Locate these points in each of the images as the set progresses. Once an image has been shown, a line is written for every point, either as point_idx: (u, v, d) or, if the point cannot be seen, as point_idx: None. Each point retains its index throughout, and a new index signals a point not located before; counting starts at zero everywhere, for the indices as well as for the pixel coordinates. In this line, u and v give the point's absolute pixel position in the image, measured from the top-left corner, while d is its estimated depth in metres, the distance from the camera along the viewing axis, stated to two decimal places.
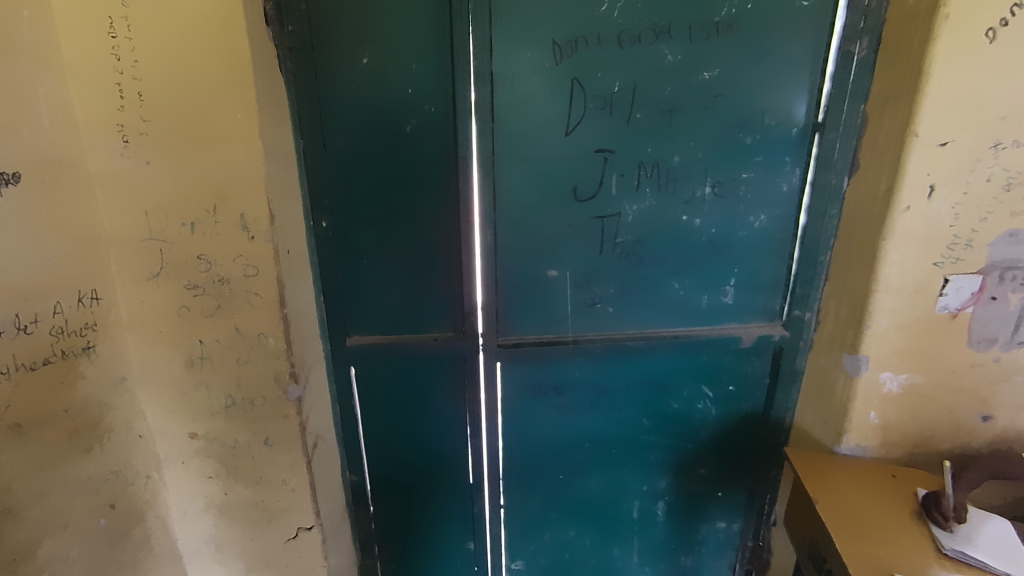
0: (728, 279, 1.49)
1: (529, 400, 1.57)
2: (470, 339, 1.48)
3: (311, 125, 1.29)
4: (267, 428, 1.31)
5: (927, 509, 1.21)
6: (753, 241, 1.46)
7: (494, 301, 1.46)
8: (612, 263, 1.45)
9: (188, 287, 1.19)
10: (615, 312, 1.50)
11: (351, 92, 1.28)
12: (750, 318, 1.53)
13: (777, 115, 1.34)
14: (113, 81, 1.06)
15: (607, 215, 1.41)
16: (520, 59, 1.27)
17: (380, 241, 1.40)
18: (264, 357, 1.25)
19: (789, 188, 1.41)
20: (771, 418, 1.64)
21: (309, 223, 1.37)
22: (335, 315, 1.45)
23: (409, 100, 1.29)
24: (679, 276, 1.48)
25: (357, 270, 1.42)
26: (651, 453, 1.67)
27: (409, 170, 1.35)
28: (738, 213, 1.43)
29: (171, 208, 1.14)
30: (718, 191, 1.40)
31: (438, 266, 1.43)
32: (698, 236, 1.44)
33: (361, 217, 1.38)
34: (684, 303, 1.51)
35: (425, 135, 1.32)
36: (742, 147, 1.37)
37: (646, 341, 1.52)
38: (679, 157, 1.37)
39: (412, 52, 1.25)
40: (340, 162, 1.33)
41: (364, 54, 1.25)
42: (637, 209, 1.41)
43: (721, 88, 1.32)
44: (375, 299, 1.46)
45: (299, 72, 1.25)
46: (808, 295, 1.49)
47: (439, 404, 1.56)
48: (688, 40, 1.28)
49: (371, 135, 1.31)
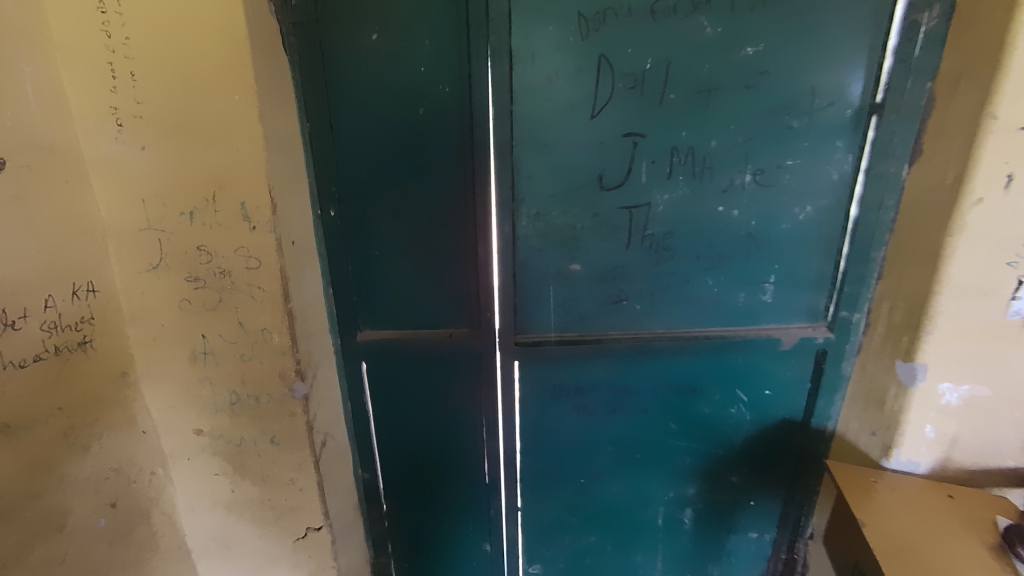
0: (767, 276, 1.37)
1: (550, 400, 1.48)
2: (487, 336, 1.40)
3: (316, 106, 1.21)
4: (273, 426, 1.26)
5: (1010, 543, 1.07)
6: (797, 235, 1.33)
7: (511, 296, 1.37)
8: (639, 259, 1.34)
9: (189, 279, 1.13)
10: (643, 310, 1.40)
11: (360, 73, 1.19)
12: (791, 318, 1.41)
13: (829, 95, 1.21)
14: (105, 60, 1.00)
15: (635, 206, 1.29)
16: (542, 34, 1.16)
17: (392, 230, 1.32)
18: (269, 353, 1.20)
19: (840, 177, 1.27)
20: (812, 426, 1.51)
21: (318, 212, 1.29)
22: (345, 308, 1.38)
23: (421, 80, 1.19)
24: (713, 272, 1.36)
25: (369, 261, 1.35)
26: (678, 458, 1.57)
27: (422, 157, 1.26)
28: (781, 204, 1.30)
29: (168, 197, 1.08)
30: (759, 179, 1.28)
31: (452, 258, 1.35)
32: (736, 229, 1.32)
33: (372, 206, 1.30)
34: (717, 301, 1.39)
35: (439, 117, 1.22)
36: (788, 132, 1.24)
37: (676, 341, 1.40)
38: (716, 142, 1.24)
39: (423, 28, 1.16)
40: (350, 148, 1.25)
41: (374, 31, 1.16)
42: (669, 199, 1.29)
43: (766, 65, 1.18)
44: (387, 291, 1.39)
45: (304, 50, 1.16)
46: (857, 295, 1.35)
47: (455, 402, 1.49)
48: (730, 11, 1.15)
49: (381, 119, 1.23)
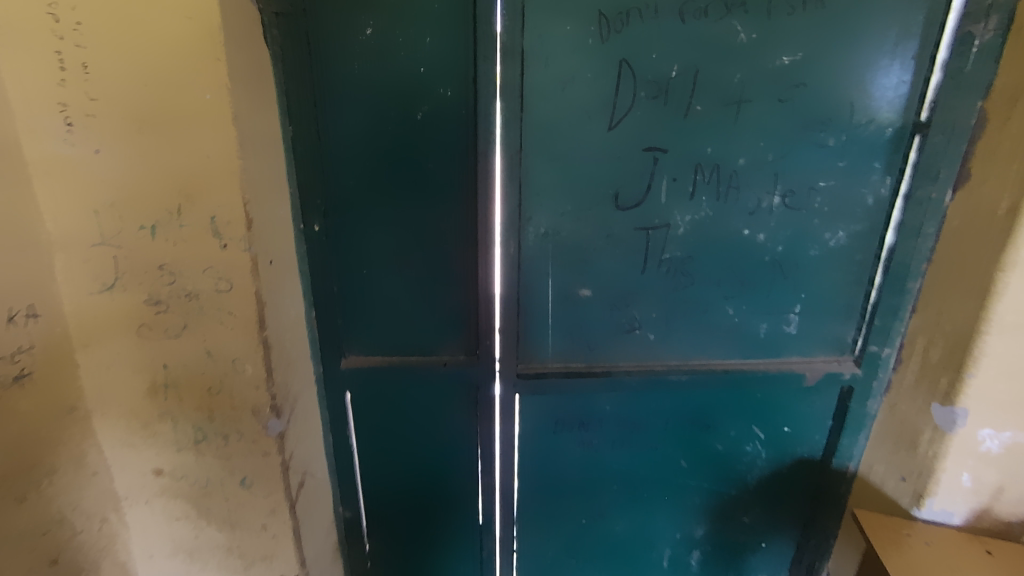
0: (793, 305, 1.26)
1: (552, 435, 1.36)
2: (486, 365, 1.27)
3: (301, 108, 1.07)
4: (244, 466, 1.12)
5: None
6: (826, 262, 1.22)
7: (514, 323, 1.24)
8: (655, 285, 1.22)
9: (149, 302, 0.99)
10: (657, 340, 1.28)
11: (352, 72, 1.06)
12: (814, 351, 1.30)
13: (869, 111, 1.10)
14: (51, 48, 0.84)
15: (653, 227, 1.17)
16: (558, 34, 1.03)
17: (383, 248, 1.19)
18: (241, 386, 1.06)
19: (875, 202, 1.17)
20: (833, 466, 1.40)
21: (300, 226, 1.15)
22: (328, 333, 1.24)
23: (421, 81, 1.06)
24: (734, 300, 1.25)
25: (356, 281, 1.21)
26: (687, 497, 1.45)
27: (419, 167, 1.13)
28: (811, 229, 1.19)
29: (126, 207, 0.93)
30: (790, 201, 1.17)
31: (449, 278, 1.22)
32: (761, 254, 1.21)
33: (362, 220, 1.17)
34: (737, 332, 1.27)
35: (439, 124, 1.09)
36: (823, 150, 1.13)
37: (693, 375, 1.28)
38: (744, 159, 1.13)
39: (424, 23, 1.03)
40: (338, 155, 1.11)
41: (369, 24, 1.03)
42: (691, 220, 1.17)
43: (802, 76, 1.07)
44: (377, 314, 1.25)
45: (288, 44, 1.03)
46: (888, 329, 1.24)
47: (448, 436, 1.36)
48: (766, 16, 1.03)
49: (374, 124, 1.09)
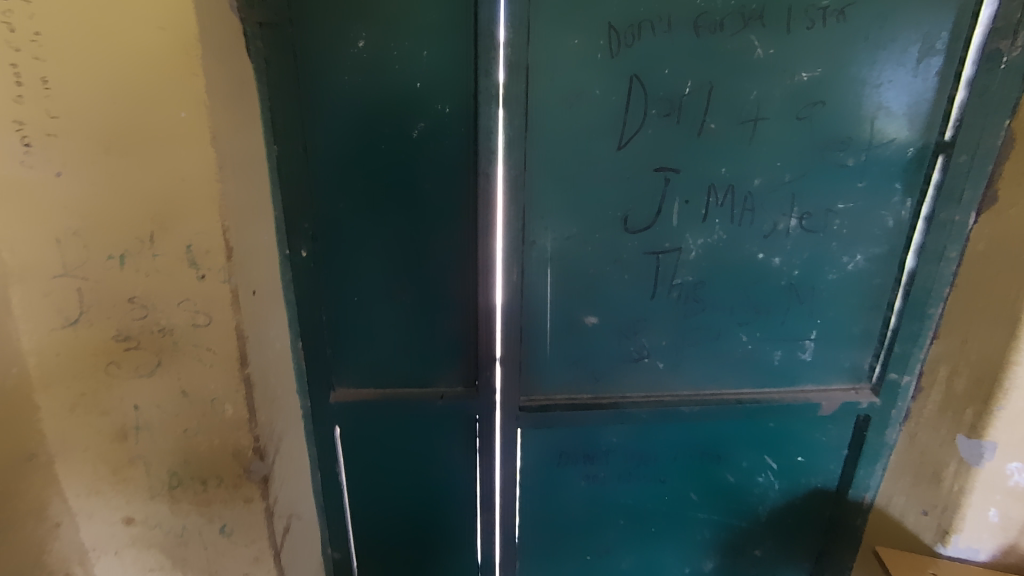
0: (808, 332, 1.19)
1: (555, 469, 1.28)
2: (485, 397, 1.19)
3: (287, 125, 0.99)
4: (224, 513, 1.02)
5: None
6: (844, 287, 1.16)
7: (515, 353, 1.16)
8: (665, 311, 1.16)
9: (118, 337, 0.90)
10: (666, 369, 1.21)
11: (343, 86, 0.98)
12: (830, 378, 1.24)
13: (890, 129, 1.05)
14: (5, 60, 0.74)
15: (664, 251, 1.11)
16: (566, 48, 0.97)
17: (375, 274, 1.11)
18: (220, 427, 0.97)
19: (895, 224, 1.11)
20: (848, 498, 1.34)
21: (285, 252, 1.06)
22: (316, 366, 1.15)
23: (417, 97, 0.99)
24: (748, 327, 1.18)
25: (346, 309, 1.13)
26: (696, 531, 1.38)
27: (414, 189, 1.05)
28: (828, 252, 1.13)
29: (92, 235, 0.84)
30: (807, 223, 1.11)
31: (447, 306, 1.14)
32: (776, 278, 1.14)
33: (354, 245, 1.08)
34: (751, 359, 1.21)
35: (436, 143, 1.02)
36: (842, 170, 1.07)
37: (704, 406, 1.22)
38: (760, 180, 1.07)
39: (421, 34, 0.95)
40: (327, 175, 1.03)
41: (361, 36, 0.95)
42: (704, 244, 1.11)
43: (822, 93, 1.02)
44: (369, 344, 1.17)
45: (273, 56, 0.94)
46: (908, 356, 1.18)
47: (444, 472, 1.27)
48: (786, 30, 0.98)
49: (367, 142, 1.02)
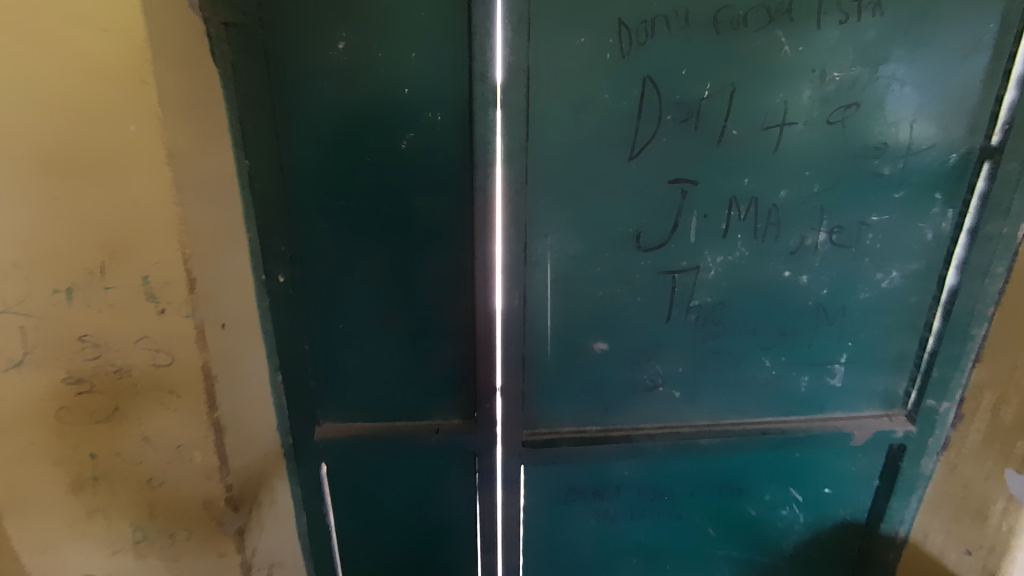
0: (838, 355, 1.09)
1: (562, 505, 1.18)
2: (485, 431, 1.09)
3: (259, 137, 0.88)
4: (195, 569, 0.92)
5: None
6: (877, 307, 1.06)
7: (518, 384, 1.06)
8: (682, 336, 1.05)
9: (69, 381, 0.78)
10: (683, 399, 1.11)
11: (322, 94, 0.87)
12: (861, 405, 1.14)
13: (931, 134, 0.94)
14: None
15: (680, 270, 1.00)
16: (571, 48, 0.86)
17: (362, 300, 1.01)
18: (188, 476, 0.87)
19: (934, 238, 1.01)
20: (880, 532, 1.23)
21: (261, 278, 0.95)
22: (299, 401, 1.04)
23: (405, 105, 0.89)
24: (772, 351, 1.08)
25: (331, 338, 1.03)
26: (715, 569, 1.27)
27: (404, 206, 0.95)
28: (861, 269, 1.03)
29: (31, 268, 0.72)
30: (837, 238, 1.00)
31: (442, 334, 1.04)
32: (804, 298, 1.04)
33: (337, 269, 0.98)
34: (774, 386, 1.11)
35: (427, 155, 0.92)
36: (877, 180, 0.97)
37: (725, 438, 1.11)
38: (787, 192, 0.96)
39: (409, 35, 0.85)
40: (306, 192, 0.92)
41: (341, 37, 0.85)
42: (724, 262, 1.00)
43: (856, 94, 0.91)
44: (356, 376, 1.06)
45: (241, 60, 0.83)
46: (948, 381, 1.08)
47: (441, 510, 1.17)
48: (817, 24, 0.87)
49: (350, 155, 0.91)
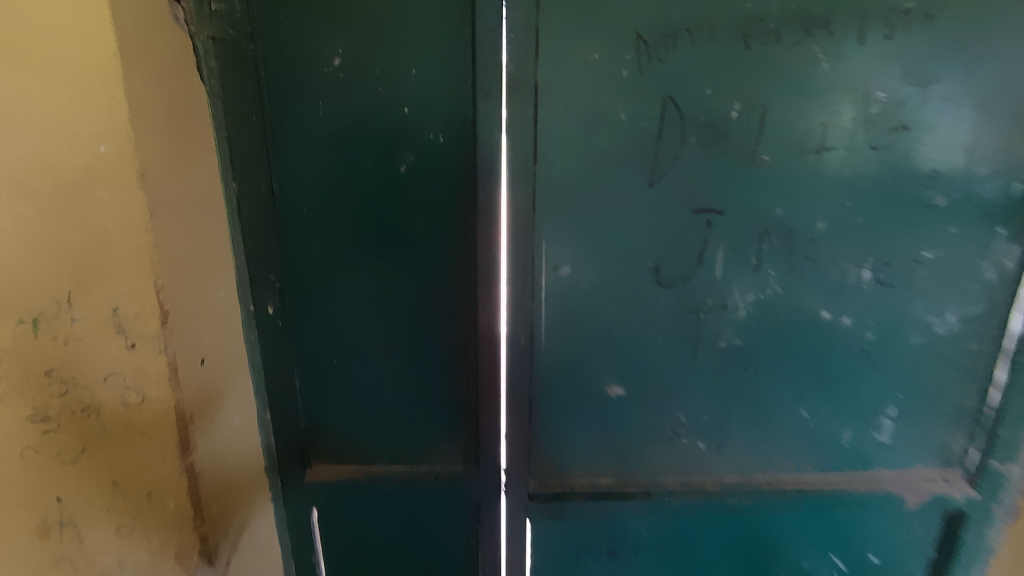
0: (885, 407, 0.97)
1: (572, 564, 1.06)
2: (488, 478, 1.00)
3: (249, 159, 0.82)
4: None
5: None
6: (931, 353, 0.94)
7: (524, 428, 0.97)
8: (706, 381, 0.95)
9: (35, 420, 0.64)
10: (708, 450, 1.00)
11: (316, 113, 0.82)
12: (913, 464, 1.00)
13: (993, 160, 0.84)
14: None
15: (705, 309, 0.91)
16: (582, 65, 0.80)
17: (357, 334, 0.93)
18: (163, 530, 0.76)
19: (997, 277, 0.89)
20: None
21: (249, 309, 0.88)
22: (288, 441, 0.96)
23: (404, 125, 0.83)
24: (809, 400, 0.96)
25: (324, 374, 0.95)
26: None
27: (403, 233, 0.88)
28: (911, 310, 0.91)
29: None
30: (884, 276, 0.89)
31: (442, 371, 0.95)
32: (845, 342, 0.93)
33: (331, 300, 0.91)
34: (812, 439, 0.99)
35: (428, 178, 0.85)
36: (930, 211, 0.86)
37: (755, 495, 1.00)
38: (826, 223, 0.86)
39: (408, 51, 0.80)
40: (299, 217, 0.86)
41: (337, 53, 0.80)
42: (755, 300, 0.90)
43: (904, 115, 0.82)
44: (351, 415, 0.98)
45: (230, 77, 0.79)
46: (1015, 440, 0.95)
47: (440, 564, 1.07)
48: (858, 38, 0.78)
49: (345, 178, 0.85)
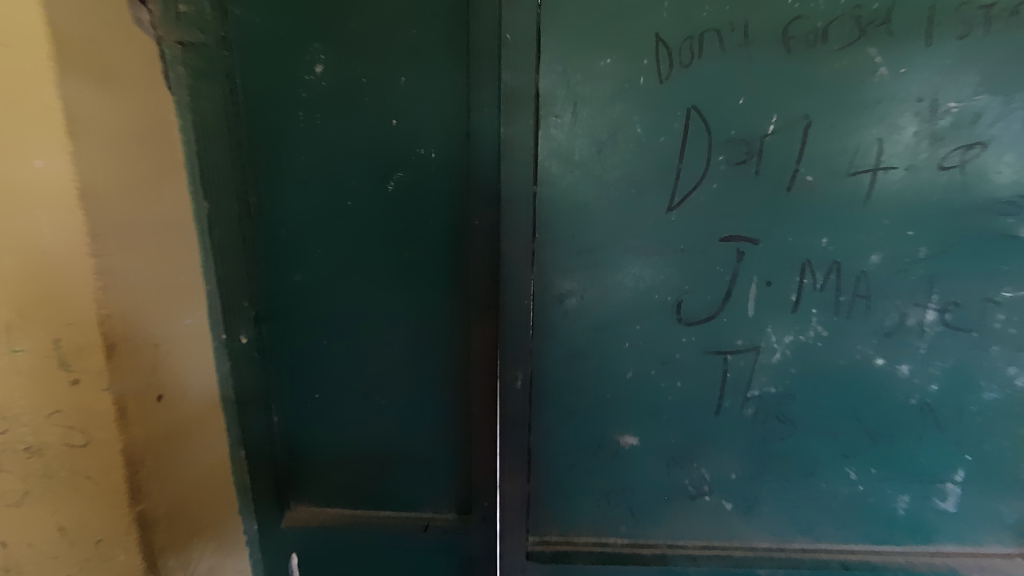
0: (950, 472, 0.82)
1: None
2: (483, 532, 0.89)
3: (219, 176, 0.74)
4: None
5: None
6: (1008, 411, 0.79)
7: (519, 480, 0.86)
8: (735, 434, 0.82)
9: None
10: (736, 512, 0.86)
11: (296, 125, 0.74)
12: (984, 539, 0.85)
13: None
14: None
15: (734, 351, 0.78)
16: (592, 72, 0.69)
17: (341, 368, 0.84)
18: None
19: None
20: None
21: (222, 339, 0.79)
22: (261, 485, 0.87)
23: (393, 139, 0.73)
24: (857, 460, 0.83)
25: (305, 410, 0.86)
26: None
27: (390, 258, 0.78)
28: (985, 360, 0.77)
29: None
30: (951, 320, 0.75)
31: (432, 411, 0.85)
32: (903, 394, 0.79)
33: (311, 330, 0.82)
34: (860, 504, 0.85)
35: (417, 199, 0.76)
36: (1011, 244, 0.72)
37: (792, 568, 0.86)
38: (882, 256, 0.73)
39: (397, 56, 0.71)
40: (278, 239, 0.78)
41: (320, 59, 0.71)
42: (794, 343, 0.77)
43: (981, 131, 0.68)
44: (334, 455, 0.89)
45: (199, 86, 0.70)
46: None
47: None
48: (925, 39, 0.66)
49: (328, 197, 0.76)
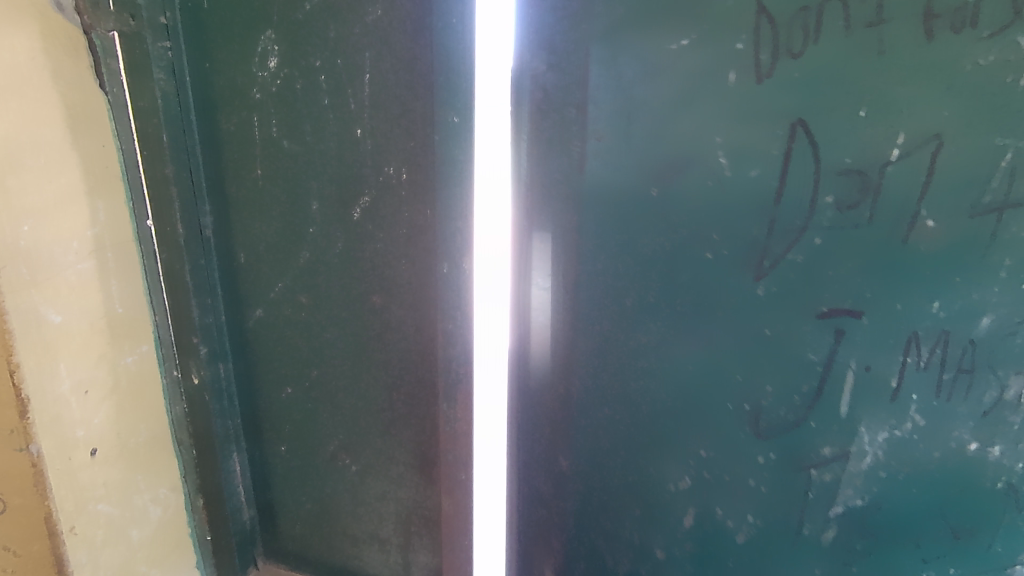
0: None
1: None
2: None
3: (162, 192, 0.62)
4: None
5: None
6: None
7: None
8: (812, 560, 0.62)
9: None
10: None
11: (251, 133, 0.62)
12: None
13: None
14: None
15: (818, 464, 0.58)
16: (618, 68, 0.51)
17: (305, 418, 0.72)
18: None
19: None
20: None
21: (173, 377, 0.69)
22: (220, 547, 0.75)
23: (356, 152, 0.59)
24: None
25: (269, 458, 0.75)
26: None
27: (356, 296, 0.64)
28: None
29: None
30: None
31: (407, 483, 0.70)
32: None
33: (273, 370, 0.71)
34: None
35: (385, 230, 0.61)
36: None
37: None
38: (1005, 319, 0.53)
39: (359, 47, 0.56)
40: (239, 263, 0.68)
41: (272, 53, 0.58)
42: (887, 441, 0.57)
43: None
44: (300, 514, 0.77)
45: (136, 86, 0.59)
46: None
47: None
48: None
49: (287, 218, 0.64)
